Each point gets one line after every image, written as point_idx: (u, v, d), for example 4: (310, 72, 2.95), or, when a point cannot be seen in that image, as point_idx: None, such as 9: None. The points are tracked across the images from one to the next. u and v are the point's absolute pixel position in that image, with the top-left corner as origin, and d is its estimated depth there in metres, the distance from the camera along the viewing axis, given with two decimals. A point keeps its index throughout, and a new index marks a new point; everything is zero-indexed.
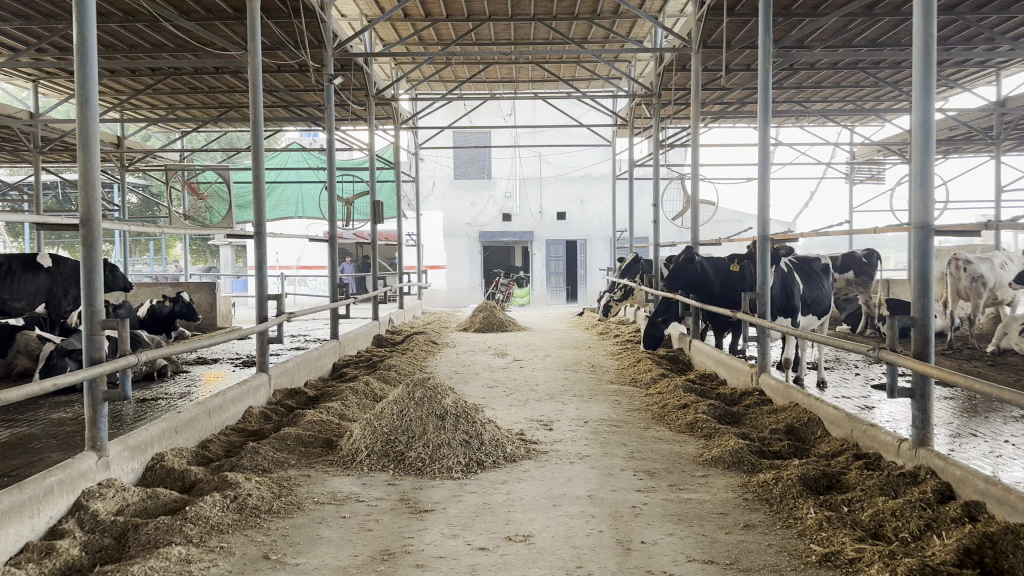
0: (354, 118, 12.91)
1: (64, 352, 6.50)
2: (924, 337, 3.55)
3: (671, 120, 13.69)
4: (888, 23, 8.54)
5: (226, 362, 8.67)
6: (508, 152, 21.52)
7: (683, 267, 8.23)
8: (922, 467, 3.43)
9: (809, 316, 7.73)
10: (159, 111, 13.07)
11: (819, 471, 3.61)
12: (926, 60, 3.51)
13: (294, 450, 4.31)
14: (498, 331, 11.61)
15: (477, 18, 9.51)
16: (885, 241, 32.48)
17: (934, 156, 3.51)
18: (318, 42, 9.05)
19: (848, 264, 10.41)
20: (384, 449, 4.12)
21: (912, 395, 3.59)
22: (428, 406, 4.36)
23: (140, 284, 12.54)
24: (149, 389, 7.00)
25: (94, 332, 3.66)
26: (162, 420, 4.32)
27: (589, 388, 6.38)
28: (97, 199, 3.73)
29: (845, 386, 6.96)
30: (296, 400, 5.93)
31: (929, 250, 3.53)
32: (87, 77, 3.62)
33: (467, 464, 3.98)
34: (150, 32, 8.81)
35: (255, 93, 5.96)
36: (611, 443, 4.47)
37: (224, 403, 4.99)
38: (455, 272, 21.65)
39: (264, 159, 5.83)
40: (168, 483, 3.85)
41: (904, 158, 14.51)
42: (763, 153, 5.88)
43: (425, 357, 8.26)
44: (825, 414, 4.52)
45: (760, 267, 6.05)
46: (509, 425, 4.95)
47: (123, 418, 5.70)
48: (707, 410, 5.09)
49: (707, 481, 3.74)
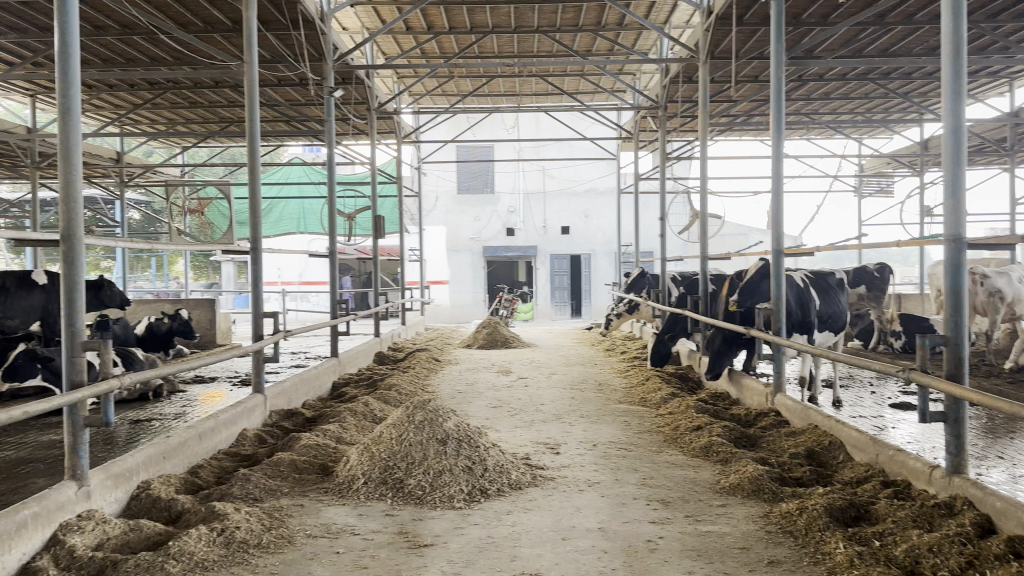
0: (356, 132, 12.74)
1: (34, 356, 6.53)
2: (956, 357, 3.31)
3: (678, 133, 13.52)
4: (901, 32, 8.34)
5: (224, 380, 8.48)
6: (511, 166, 21.39)
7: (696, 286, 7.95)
8: (958, 497, 3.19)
9: (826, 332, 7.49)
10: (160, 125, 12.93)
11: (846, 500, 3.37)
12: (956, 66, 3.32)
13: (287, 477, 4.09)
14: (503, 348, 11.39)
15: (480, 31, 9.38)
16: (891, 253, 32.21)
17: (966, 165, 3.34)
18: (318, 56, 8.89)
19: (860, 278, 10.23)
20: (382, 476, 3.89)
21: (945, 419, 3.36)
22: (429, 430, 4.13)
23: (138, 301, 12.33)
24: (143, 410, 6.81)
25: (74, 353, 3.44)
26: (150, 444, 4.11)
27: (596, 408, 6.16)
28: (81, 214, 3.54)
29: (861, 405, 6.71)
30: (293, 421, 5.71)
31: (962, 263, 3.33)
32: (69, 86, 3.44)
33: (469, 493, 3.76)
34: (148, 45, 8.67)
35: (251, 106, 5.75)
36: (622, 469, 4.24)
37: (217, 427, 4.78)
38: (458, 287, 21.45)
39: (260, 173, 5.62)
40: (153, 513, 3.63)
41: (915, 170, 14.29)
42: (778, 166, 5.67)
43: (427, 375, 8.04)
44: (847, 437, 4.28)
45: (775, 284, 5.83)
46: (514, 448, 4.73)
47: (114, 441, 5.51)
48: (722, 432, 4.86)
49: (726, 511, 3.51)
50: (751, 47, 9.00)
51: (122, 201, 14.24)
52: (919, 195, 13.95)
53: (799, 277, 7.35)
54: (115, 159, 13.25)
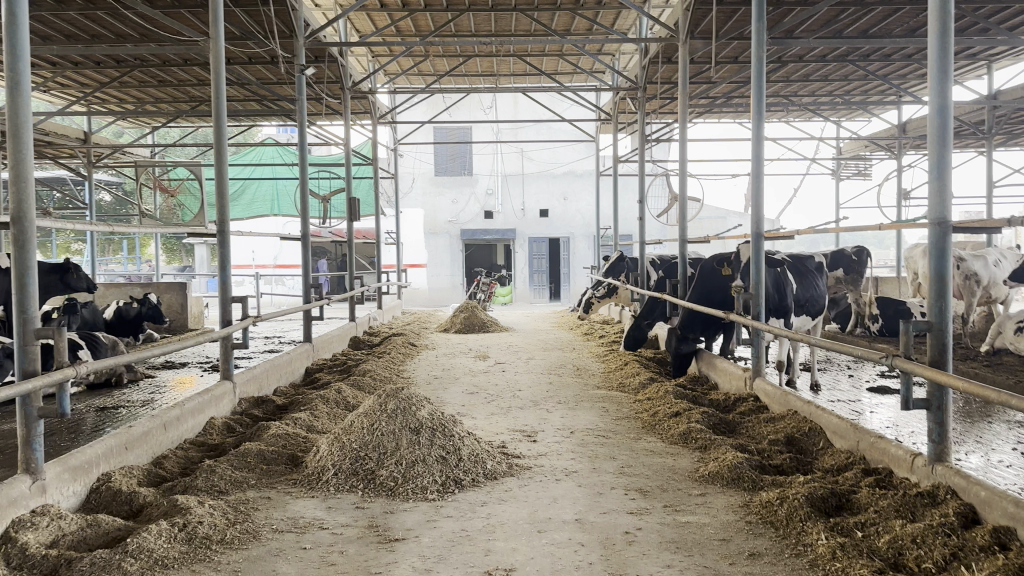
0: (330, 112, 12.50)
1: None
2: (940, 344, 3.24)
3: (657, 115, 13.43)
4: (882, 13, 8.27)
5: (194, 366, 8.30)
6: (490, 148, 21.21)
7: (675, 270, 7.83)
8: (941, 486, 3.14)
9: (803, 317, 7.43)
10: (128, 104, 12.62)
11: (827, 489, 3.30)
12: (943, 42, 3.21)
13: (255, 467, 3.96)
14: (481, 331, 11.30)
15: (456, 8, 9.20)
16: (866, 239, 32.31)
17: (951, 147, 3.25)
18: (290, 33, 8.66)
19: (838, 262, 9.96)
20: (353, 467, 3.78)
21: (928, 406, 3.29)
22: (402, 419, 4.01)
23: (106, 284, 12.05)
24: (110, 397, 6.64)
25: (27, 342, 3.29)
26: (111, 434, 3.95)
27: (573, 393, 6.07)
28: (32, 196, 3.36)
29: (839, 389, 6.67)
30: (264, 409, 5.57)
31: (946, 247, 3.25)
32: (18, 58, 3.24)
33: (443, 484, 3.64)
34: (113, 21, 8.41)
35: (217, 84, 5.53)
36: (600, 457, 4.15)
37: (183, 415, 4.62)
38: (436, 270, 21.29)
39: (227, 154, 5.43)
40: (113, 507, 3.48)
41: (893, 153, 14.30)
42: (757, 149, 5.57)
43: (402, 360, 7.90)
44: (828, 423, 4.22)
45: (755, 268, 5.75)
46: (490, 436, 4.62)
47: (80, 430, 5.36)
48: (701, 418, 4.78)
49: (705, 501, 3.43)
50: (732, 27, 8.90)
51: (90, 182, 13.91)
52: (896, 178, 13.97)
53: (776, 260, 7.29)
54: (82, 138, 12.93)
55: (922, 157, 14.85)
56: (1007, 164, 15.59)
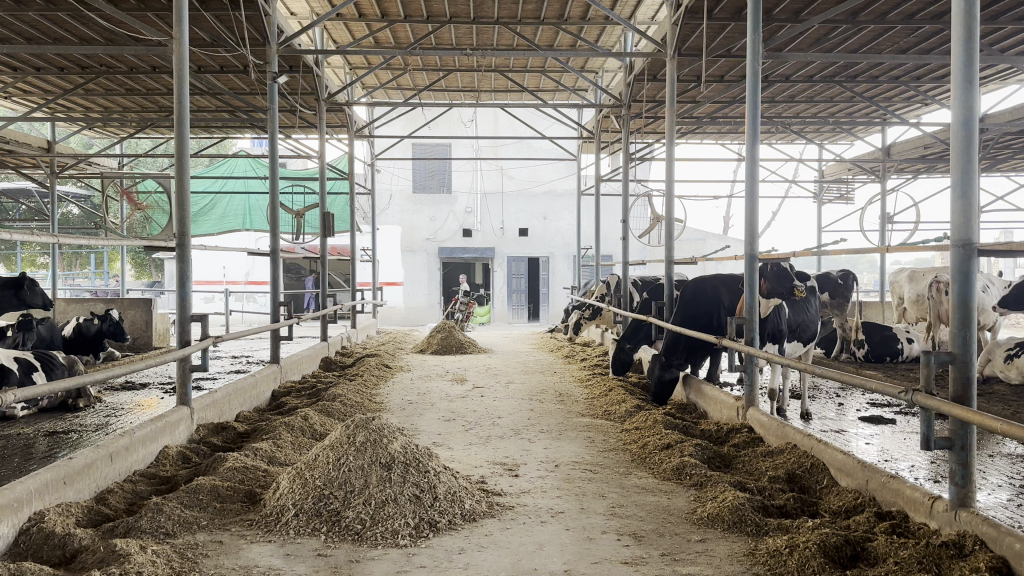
0: (303, 123, 12.17)
1: None
2: (963, 377, 2.97)
3: (640, 134, 13.24)
4: (873, 31, 8.15)
5: (155, 387, 7.85)
6: (469, 165, 21.02)
7: (681, 298, 7.41)
8: (967, 535, 2.83)
9: (795, 342, 7.18)
10: (95, 111, 12.11)
11: (841, 536, 2.98)
12: (969, 49, 2.96)
13: (207, 506, 3.56)
14: (459, 352, 10.93)
15: (437, 20, 8.88)
16: (845, 263, 32.52)
17: (976, 163, 3.00)
18: (262, 39, 8.34)
19: (823, 286, 9.74)
20: (316, 507, 3.41)
21: (950, 446, 2.99)
22: (371, 453, 3.64)
23: (66, 299, 11.53)
24: (62, 420, 6.19)
25: None
26: (47, 467, 3.54)
27: (556, 421, 5.73)
28: None
29: (831, 418, 6.37)
30: (224, 437, 5.16)
31: (971, 272, 2.98)
32: None
33: (416, 528, 3.29)
34: (76, 24, 8.01)
35: (180, 87, 5.16)
36: (588, 496, 3.82)
37: (132, 445, 4.22)
38: (412, 288, 20.91)
39: (189, 166, 5.08)
40: (45, 552, 3.08)
41: (877, 176, 14.24)
42: (750, 167, 5.31)
43: (376, 383, 7.53)
44: (831, 459, 3.93)
45: (748, 288, 5.46)
46: (469, 470, 4.28)
47: (28, 456, 4.96)
48: (694, 451, 4.47)
49: (705, 548, 3.11)
50: (720, 43, 8.73)
51: (54, 194, 13.34)
52: (880, 202, 13.87)
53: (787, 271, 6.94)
54: (45, 147, 12.42)
55: (905, 180, 14.79)
56: (991, 191, 15.58)
